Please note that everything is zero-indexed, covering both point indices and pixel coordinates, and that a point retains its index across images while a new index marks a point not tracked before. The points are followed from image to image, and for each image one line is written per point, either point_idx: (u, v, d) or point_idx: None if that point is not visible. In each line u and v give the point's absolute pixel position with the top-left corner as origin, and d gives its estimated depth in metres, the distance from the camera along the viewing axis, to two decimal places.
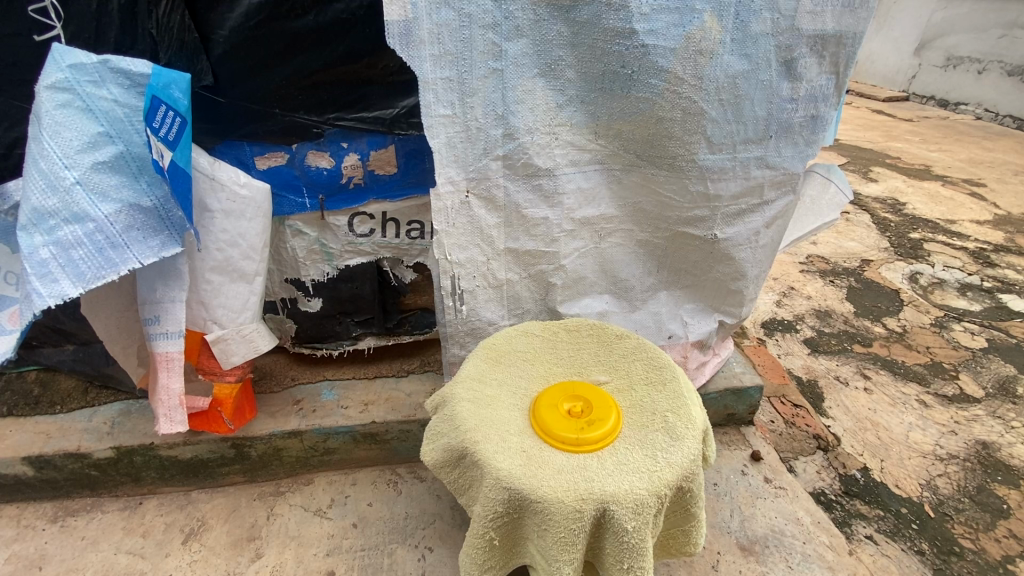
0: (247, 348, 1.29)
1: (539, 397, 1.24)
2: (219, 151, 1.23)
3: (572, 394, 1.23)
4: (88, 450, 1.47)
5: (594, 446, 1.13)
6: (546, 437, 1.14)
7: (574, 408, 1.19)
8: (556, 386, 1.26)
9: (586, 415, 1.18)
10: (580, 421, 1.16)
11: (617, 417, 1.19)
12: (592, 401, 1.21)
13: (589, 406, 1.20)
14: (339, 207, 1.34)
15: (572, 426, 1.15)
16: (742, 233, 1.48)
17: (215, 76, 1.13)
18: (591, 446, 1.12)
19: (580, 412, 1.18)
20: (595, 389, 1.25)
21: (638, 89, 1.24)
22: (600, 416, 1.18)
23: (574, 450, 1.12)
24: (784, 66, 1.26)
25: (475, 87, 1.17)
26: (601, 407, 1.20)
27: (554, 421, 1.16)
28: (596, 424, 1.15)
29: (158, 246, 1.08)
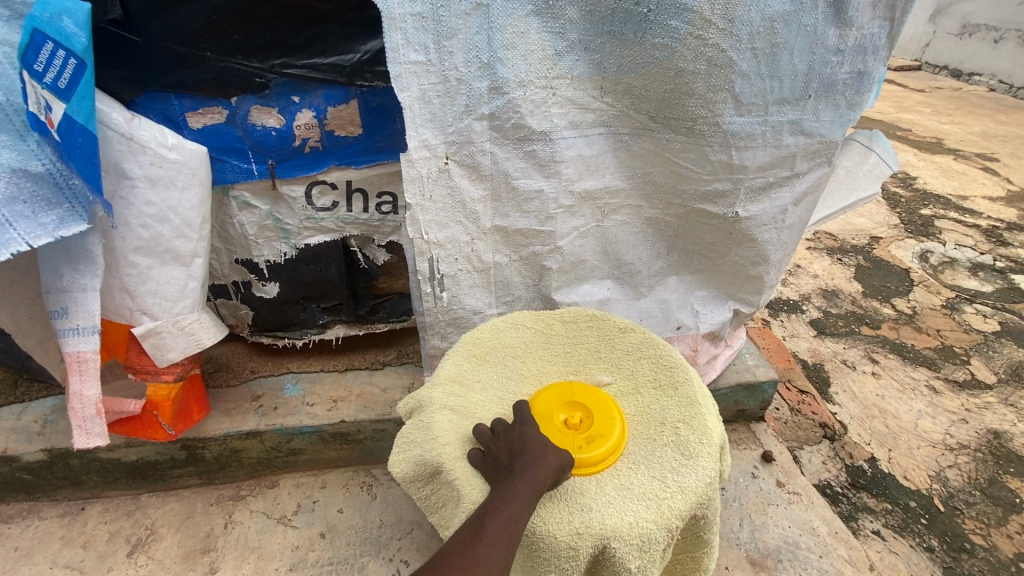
0: (188, 343, 1.10)
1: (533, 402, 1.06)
2: (141, 105, 1.01)
3: (572, 398, 1.05)
4: (15, 452, 1.29)
5: (593, 469, 0.95)
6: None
7: (573, 417, 1.02)
8: (553, 388, 1.08)
9: (585, 430, 1.00)
10: (579, 437, 0.99)
11: (621, 431, 1.01)
12: (595, 411, 1.03)
13: (589, 418, 1.02)
14: (293, 175, 1.12)
15: (568, 441, 0.98)
16: (767, 211, 1.27)
17: (126, 7, 0.91)
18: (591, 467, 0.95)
19: (579, 423, 1.01)
20: (600, 395, 1.07)
21: (653, 34, 1.01)
22: (602, 431, 1.00)
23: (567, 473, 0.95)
24: (833, 7, 1.04)
25: (453, 28, 0.95)
26: (604, 419, 1.02)
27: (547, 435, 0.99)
28: (595, 443, 0.98)
29: (54, 224, 0.84)
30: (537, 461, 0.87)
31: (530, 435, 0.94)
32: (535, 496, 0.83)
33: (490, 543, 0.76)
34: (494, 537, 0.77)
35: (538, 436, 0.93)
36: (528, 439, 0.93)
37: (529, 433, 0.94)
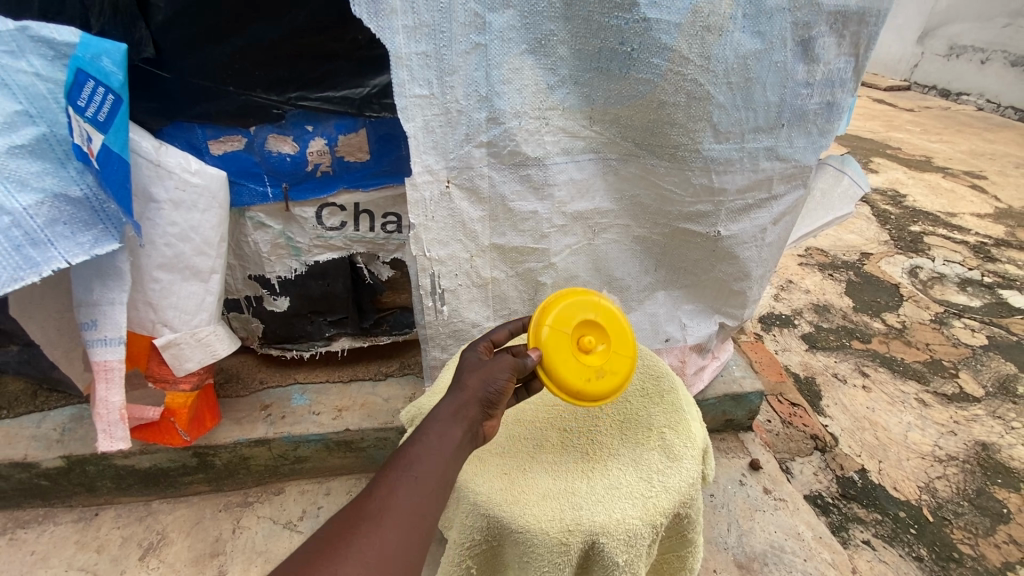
0: (205, 353, 1.17)
1: (552, 305, 1.02)
2: (167, 134, 1.10)
3: (595, 321, 1.03)
4: (34, 459, 1.36)
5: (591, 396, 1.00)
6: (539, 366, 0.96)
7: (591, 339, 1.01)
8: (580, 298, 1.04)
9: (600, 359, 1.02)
10: (593, 368, 1.00)
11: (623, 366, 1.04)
12: (614, 345, 1.04)
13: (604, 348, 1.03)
14: (305, 198, 1.21)
15: (580, 366, 0.99)
16: (748, 230, 1.36)
17: (157, 47, 1.00)
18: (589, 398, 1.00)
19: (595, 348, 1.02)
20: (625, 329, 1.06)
21: (638, 70, 1.10)
22: (614, 369, 1.03)
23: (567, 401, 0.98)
24: (801, 46, 1.13)
25: (454, 65, 1.04)
26: (620, 358, 1.04)
27: (559, 352, 0.98)
28: (606, 379, 1.00)
29: (90, 243, 0.93)
30: (454, 395, 0.84)
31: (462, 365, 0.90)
32: (446, 430, 0.80)
33: (394, 484, 0.71)
34: (396, 480, 0.72)
35: (465, 367, 0.90)
36: (455, 375, 0.90)
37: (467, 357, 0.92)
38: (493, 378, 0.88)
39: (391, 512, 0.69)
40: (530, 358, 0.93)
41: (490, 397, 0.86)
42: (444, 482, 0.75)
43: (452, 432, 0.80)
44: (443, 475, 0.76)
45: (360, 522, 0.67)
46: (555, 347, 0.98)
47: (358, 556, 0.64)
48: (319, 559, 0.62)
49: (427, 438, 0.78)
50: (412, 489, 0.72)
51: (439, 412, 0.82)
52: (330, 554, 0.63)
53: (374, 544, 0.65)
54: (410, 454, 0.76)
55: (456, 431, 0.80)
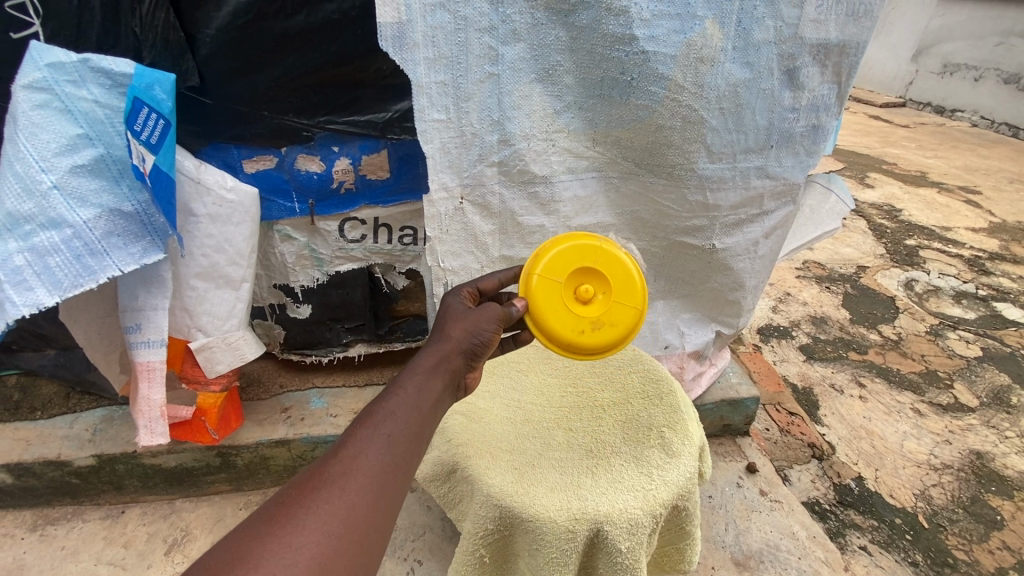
0: (234, 357, 1.26)
1: (545, 253, 1.04)
2: (205, 153, 1.20)
3: (594, 270, 1.04)
4: (68, 458, 1.43)
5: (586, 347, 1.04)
6: (529, 318, 1.02)
7: (586, 289, 1.03)
8: (577, 246, 1.04)
9: (594, 308, 1.04)
10: (587, 320, 1.03)
11: (624, 316, 1.04)
12: (614, 294, 1.04)
13: (601, 297, 1.04)
14: (330, 212, 1.31)
15: (573, 317, 1.02)
16: (741, 243, 1.45)
17: (201, 76, 1.10)
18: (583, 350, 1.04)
19: (590, 299, 1.03)
20: (628, 277, 1.04)
21: (637, 97, 1.20)
22: (614, 319, 1.04)
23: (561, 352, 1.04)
24: (786, 75, 1.24)
25: (470, 92, 1.14)
26: (620, 308, 1.04)
27: (548, 304, 1.02)
28: (600, 330, 1.03)
29: (139, 253, 1.03)
30: (432, 347, 0.85)
31: (443, 321, 0.92)
32: (425, 382, 0.81)
33: (364, 440, 0.70)
34: (367, 436, 0.71)
35: (446, 320, 0.92)
36: (434, 328, 0.91)
37: (451, 304, 0.96)
38: (479, 329, 0.90)
39: (360, 469, 0.67)
40: (515, 309, 0.97)
41: (469, 351, 0.89)
42: (416, 437, 0.75)
43: (429, 385, 0.80)
44: (415, 431, 0.75)
45: (328, 478, 0.65)
46: (544, 298, 1.02)
47: (325, 513, 0.62)
48: (283, 517, 0.60)
49: (400, 394, 0.78)
50: (384, 445, 0.71)
51: (414, 368, 0.82)
52: (296, 511, 0.61)
53: (341, 501, 0.64)
54: (383, 410, 0.75)
55: (431, 384, 0.81)
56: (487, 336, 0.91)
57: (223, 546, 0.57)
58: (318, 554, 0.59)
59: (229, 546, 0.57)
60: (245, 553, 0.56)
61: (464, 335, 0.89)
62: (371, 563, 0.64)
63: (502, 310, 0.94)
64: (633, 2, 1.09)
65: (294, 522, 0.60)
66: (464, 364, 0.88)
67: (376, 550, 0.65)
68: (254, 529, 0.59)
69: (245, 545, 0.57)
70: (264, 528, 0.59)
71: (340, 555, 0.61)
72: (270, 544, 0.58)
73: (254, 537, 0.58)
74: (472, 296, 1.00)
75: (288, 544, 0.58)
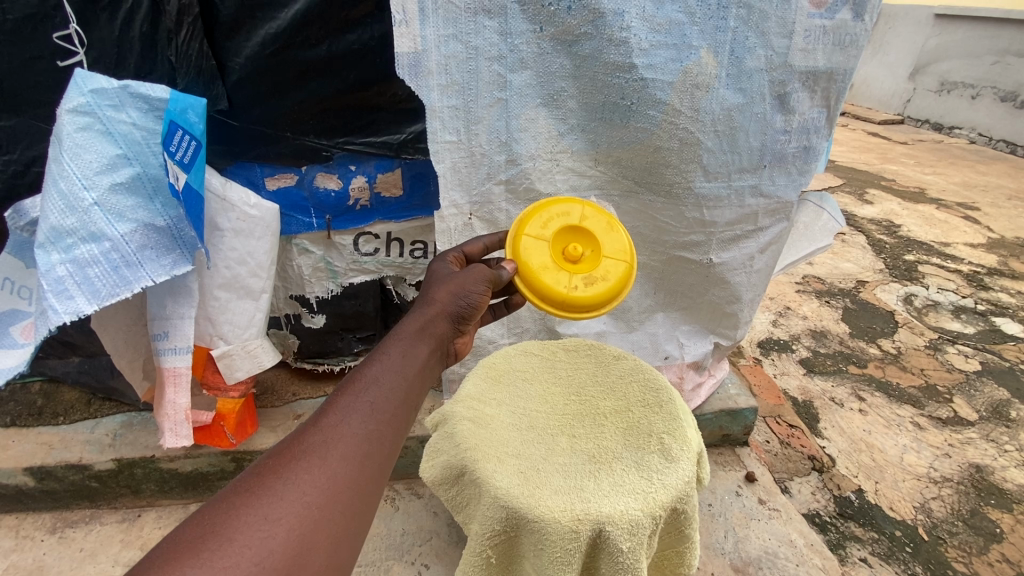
0: (252, 364, 1.32)
1: (530, 216, 1.08)
2: (230, 172, 1.29)
3: (576, 231, 1.10)
4: (89, 461, 1.49)
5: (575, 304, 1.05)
6: (517, 278, 1.03)
7: (573, 249, 1.07)
8: (559, 209, 1.10)
9: (581, 265, 1.07)
10: (576, 277, 1.05)
11: (609, 272, 1.08)
12: (597, 253, 1.09)
13: (586, 255, 1.08)
14: (345, 227, 1.38)
15: (562, 275, 1.05)
16: (737, 258, 1.51)
17: (230, 100, 1.18)
18: (572, 307, 1.05)
19: (577, 258, 1.07)
20: (608, 238, 1.10)
21: (637, 120, 1.28)
22: (602, 277, 1.07)
23: (551, 311, 1.04)
24: (777, 100, 1.31)
25: (479, 116, 1.21)
26: (607, 266, 1.08)
27: (536, 261, 1.04)
28: (588, 286, 1.05)
29: (170, 264, 1.09)
30: (419, 312, 0.83)
31: (431, 286, 0.90)
32: (412, 345, 0.78)
33: (346, 407, 0.66)
34: (350, 404, 0.67)
35: (433, 284, 0.91)
36: (421, 292, 0.89)
37: (440, 268, 0.95)
38: (465, 292, 0.88)
39: (341, 437, 0.63)
40: (505, 270, 0.97)
41: (456, 313, 0.87)
42: (403, 403, 0.71)
43: (415, 349, 0.78)
44: (402, 396, 0.71)
45: (308, 446, 0.61)
46: (531, 255, 1.04)
47: (304, 483, 0.58)
48: (258, 488, 0.56)
49: (384, 360, 0.74)
50: (367, 413, 0.67)
51: (399, 333, 0.79)
52: (272, 482, 0.57)
53: (322, 471, 0.60)
54: (365, 376, 0.71)
55: (419, 350, 0.78)
56: (474, 299, 0.89)
57: (193, 521, 0.53)
58: (298, 525, 0.55)
59: (199, 521, 0.53)
60: (217, 527, 0.53)
61: (450, 298, 0.87)
62: (358, 536, 0.60)
63: (490, 273, 0.93)
64: (632, 33, 1.17)
65: (271, 493, 0.56)
66: (453, 328, 0.86)
67: (364, 520, 0.61)
68: (227, 501, 0.55)
69: (216, 519, 0.53)
70: (238, 500, 0.55)
71: (321, 527, 0.57)
72: (245, 517, 0.54)
73: (228, 510, 0.54)
74: (458, 261, 1.00)
75: (264, 516, 0.54)
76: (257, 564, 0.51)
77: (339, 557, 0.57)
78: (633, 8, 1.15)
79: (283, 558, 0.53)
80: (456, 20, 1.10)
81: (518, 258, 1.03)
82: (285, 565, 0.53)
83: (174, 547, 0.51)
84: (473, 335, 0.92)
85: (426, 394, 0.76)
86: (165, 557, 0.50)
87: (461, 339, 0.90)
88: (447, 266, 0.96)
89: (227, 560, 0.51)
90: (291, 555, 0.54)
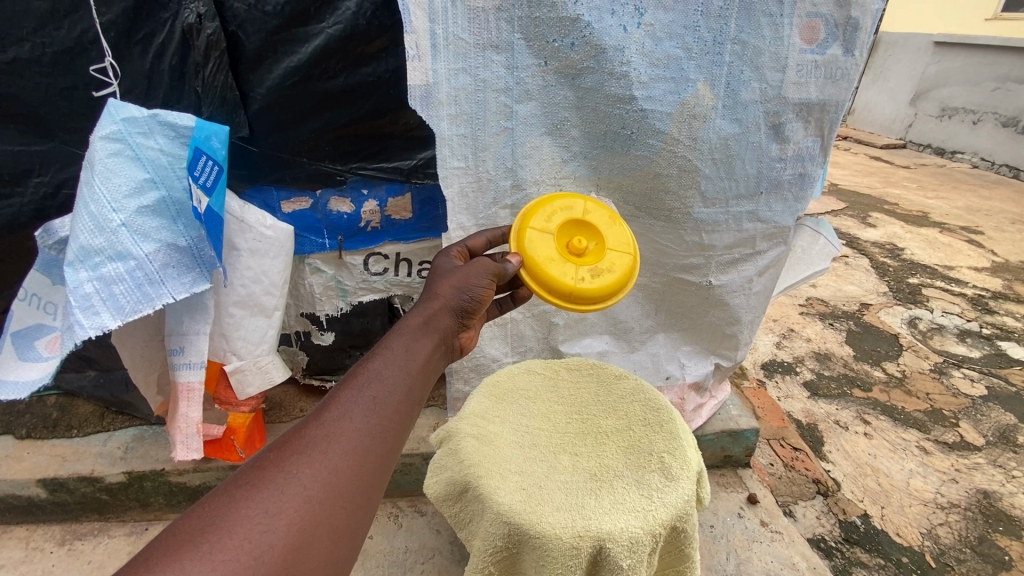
0: (262, 379, 1.36)
1: (533, 211, 1.11)
2: (248, 195, 1.36)
3: (579, 226, 1.13)
4: (100, 474, 1.53)
5: (584, 298, 1.06)
6: (523, 271, 1.04)
7: (577, 242, 1.09)
8: (563, 205, 1.13)
9: (586, 259, 1.09)
10: (582, 269, 1.07)
11: (615, 267, 1.09)
12: (602, 248, 1.11)
13: (590, 249, 1.10)
14: (356, 248, 1.44)
15: (568, 267, 1.06)
16: (736, 280, 1.55)
17: (250, 127, 1.25)
18: (580, 301, 1.06)
19: (582, 250, 1.09)
20: (612, 234, 1.13)
21: (636, 148, 1.34)
22: (607, 269, 1.09)
23: (560, 301, 1.05)
24: (772, 130, 1.37)
25: (486, 143, 1.27)
26: (612, 258, 1.10)
27: (541, 253, 1.06)
28: (596, 279, 1.06)
29: (190, 283, 1.15)
30: (422, 308, 0.86)
31: (433, 283, 0.93)
32: (415, 340, 0.81)
33: (348, 402, 0.69)
34: (351, 399, 0.69)
35: (436, 280, 0.93)
36: (424, 289, 0.92)
37: (443, 263, 0.98)
38: (469, 286, 0.91)
39: (343, 431, 0.66)
40: (510, 264, 0.98)
41: (458, 309, 0.89)
42: (404, 399, 0.73)
43: (417, 345, 0.81)
44: (402, 392, 0.73)
45: (309, 441, 0.64)
46: (537, 247, 1.06)
47: (305, 477, 0.61)
48: (260, 480, 0.59)
49: (386, 356, 0.76)
50: (368, 408, 0.69)
51: (401, 329, 0.82)
52: (274, 475, 0.60)
53: (324, 464, 0.62)
54: (367, 371, 0.73)
55: (421, 345, 0.81)
56: (478, 292, 0.91)
57: (194, 513, 0.55)
58: (298, 519, 0.57)
59: (201, 513, 0.55)
60: (217, 518, 0.55)
61: (452, 292, 0.90)
62: (359, 528, 0.62)
63: (495, 265, 0.95)
64: (632, 67, 1.23)
65: (273, 486, 0.59)
66: (455, 323, 0.89)
67: (362, 515, 0.63)
68: (228, 493, 0.57)
69: (217, 510, 0.55)
70: (241, 490, 0.58)
71: (324, 519, 0.59)
72: (246, 509, 0.56)
73: (229, 502, 0.56)
74: (462, 255, 1.02)
75: (267, 508, 0.57)
76: (257, 556, 0.54)
77: (338, 550, 0.60)
78: (633, 44, 1.21)
79: (282, 550, 0.55)
80: (466, 55, 1.17)
81: (523, 252, 1.05)
82: (285, 557, 0.55)
83: (177, 537, 0.53)
84: (476, 331, 0.95)
85: (428, 387, 0.79)
86: (168, 545, 0.52)
87: (462, 334, 0.92)
88: (451, 261, 0.99)
89: (228, 551, 0.53)
90: (291, 546, 0.56)
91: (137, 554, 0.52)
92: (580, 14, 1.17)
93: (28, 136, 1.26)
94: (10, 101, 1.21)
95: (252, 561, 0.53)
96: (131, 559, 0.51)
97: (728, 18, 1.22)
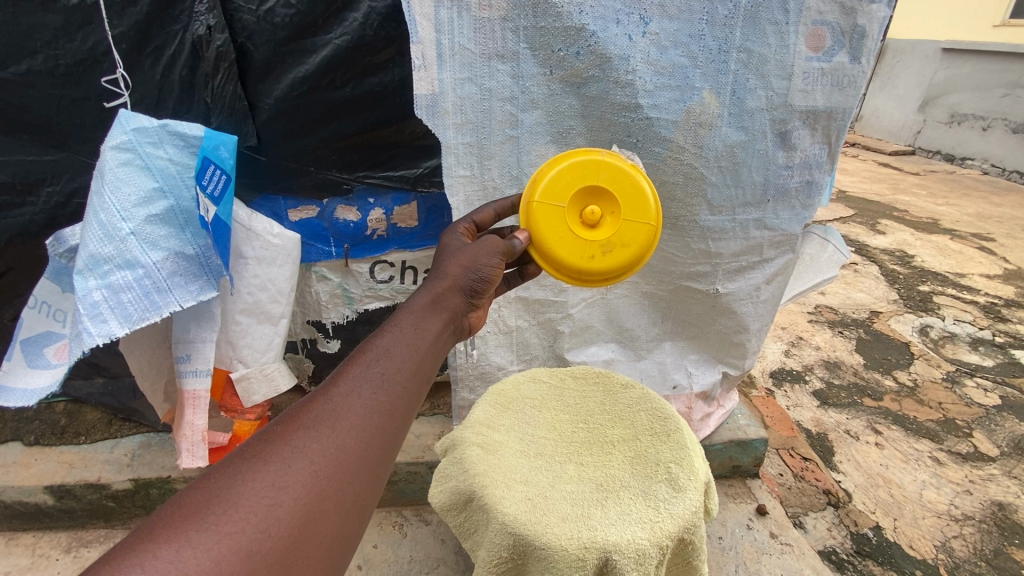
0: (268, 387, 1.36)
1: (542, 180, 1.03)
2: (256, 204, 1.37)
3: (595, 188, 1.04)
4: (107, 480, 1.53)
5: (595, 277, 1.07)
6: (532, 250, 1.04)
7: (590, 213, 1.03)
8: (574, 166, 1.03)
9: (602, 231, 1.04)
10: (596, 244, 1.03)
11: (631, 238, 1.05)
12: (619, 213, 1.04)
13: (605, 217, 1.05)
14: (362, 255, 1.45)
15: (581, 243, 1.03)
16: (743, 288, 1.54)
17: (258, 137, 1.27)
18: (592, 279, 1.07)
19: (596, 222, 1.04)
20: (633, 193, 1.04)
21: (642, 156, 1.34)
22: (623, 241, 1.05)
23: (574, 281, 1.07)
24: (779, 137, 1.36)
25: (491, 152, 1.28)
26: (630, 226, 1.05)
27: (552, 231, 1.02)
28: (609, 254, 1.04)
29: (197, 290, 1.15)
30: (431, 284, 0.83)
31: (444, 259, 0.89)
32: (419, 313, 0.78)
33: (356, 378, 0.67)
34: (359, 374, 0.67)
35: (446, 256, 0.90)
36: (433, 266, 0.89)
37: (451, 241, 0.94)
38: (477, 266, 0.88)
39: (351, 407, 0.64)
40: (518, 242, 0.97)
41: (468, 287, 0.86)
42: (413, 376, 0.71)
43: (426, 321, 0.78)
44: (412, 370, 0.71)
45: (316, 416, 0.62)
46: (548, 225, 1.02)
47: (311, 451, 0.60)
48: (266, 455, 0.58)
49: (395, 333, 0.74)
50: (377, 384, 0.67)
51: (410, 306, 0.79)
52: (281, 449, 0.59)
53: (330, 440, 0.61)
54: (376, 348, 0.71)
55: (428, 320, 0.78)
56: (486, 272, 0.88)
57: (199, 487, 0.55)
58: (304, 494, 0.57)
59: (206, 485, 0.55)
60: (223, 493, 0.54)
61: (462, 272, 0.86)
62: (366, 508, 0.62)
63: (504, 244, 0.93)
64: (638, 76, 1.24)
65: (279, 459, 0.58)
66: (465, 303, 0.86)
67: (370, 495, 0.62)
68: (235, 466, 0.57)
69: (222, 486, 0.55)
70: (247, 465, 0.57)
71: (329, 496, 0.59)
72: (252, 483, 0.56)
73: (236, 476, 0.56)
74: (470, 232, 0.99)
75: (273, 483, 0.56)
76: (263, 530, 0.54)
77: (345, 528, 0.59)
78: (639, 52, 1.21)
79: (289, 525, 0.55)
80: (472, 64, 1.18)
81: (531, 230, 1.03)
82: (291, 532, 0.55)
83: (181, 511, 0.53)
84: (487, 311, 0.91)
85: (438, 367, 0.77)
86: (172, 520, 0.52)
87: (473, 314, 0.89)
88: (459, 239, 0.95)
89: (234, 524, 0.53)
90: (297, 522, 0.56)
91: (142, 525, 0.52)
92: (585, 23, 1.17)
93: (40, 146, 1.28)
94: (23, 111, 1.23)
95: (258, 535, 0.53)
96: (135, 530, 0.51)
97: (733, 26, 1.22)
